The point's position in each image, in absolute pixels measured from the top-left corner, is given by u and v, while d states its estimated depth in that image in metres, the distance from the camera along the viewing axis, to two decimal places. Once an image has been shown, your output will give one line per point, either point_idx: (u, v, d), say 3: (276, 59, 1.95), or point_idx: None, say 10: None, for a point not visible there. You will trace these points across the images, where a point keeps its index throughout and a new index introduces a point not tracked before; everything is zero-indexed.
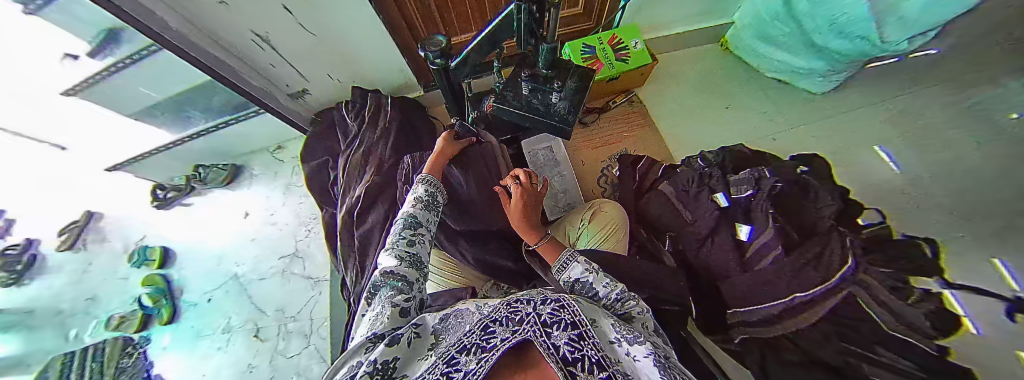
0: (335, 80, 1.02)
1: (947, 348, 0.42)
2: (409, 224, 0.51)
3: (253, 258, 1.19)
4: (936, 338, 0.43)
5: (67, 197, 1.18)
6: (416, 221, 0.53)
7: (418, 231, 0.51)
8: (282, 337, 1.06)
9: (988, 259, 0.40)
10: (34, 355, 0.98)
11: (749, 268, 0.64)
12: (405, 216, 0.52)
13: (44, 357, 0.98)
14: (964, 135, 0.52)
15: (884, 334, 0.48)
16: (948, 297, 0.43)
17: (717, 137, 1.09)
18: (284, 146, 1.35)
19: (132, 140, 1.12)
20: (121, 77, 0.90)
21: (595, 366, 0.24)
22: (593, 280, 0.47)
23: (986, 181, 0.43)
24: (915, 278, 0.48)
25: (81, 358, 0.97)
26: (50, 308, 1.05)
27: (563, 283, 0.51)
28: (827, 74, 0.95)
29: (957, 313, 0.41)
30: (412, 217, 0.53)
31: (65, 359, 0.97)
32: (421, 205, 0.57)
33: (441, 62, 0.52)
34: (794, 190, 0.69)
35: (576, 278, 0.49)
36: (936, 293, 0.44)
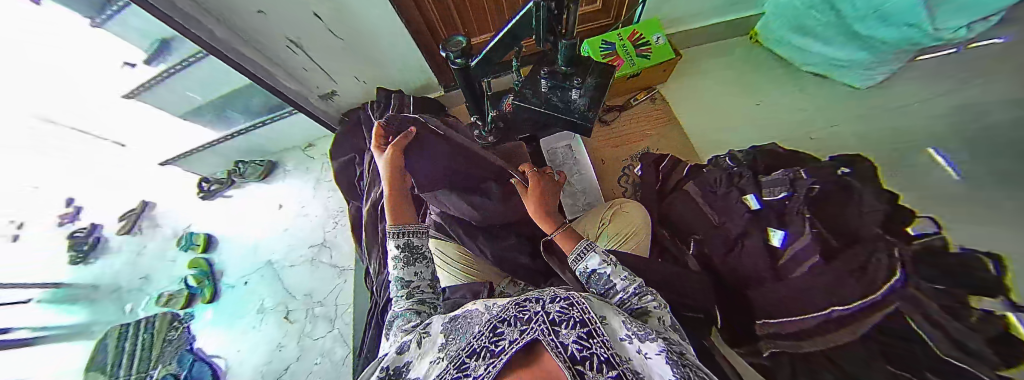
0: (361, 82, 1.07)
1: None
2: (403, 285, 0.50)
3: (286, 246, 1.28)
4: (999, 368, 0.40)
5: (126, 188, 1.30)
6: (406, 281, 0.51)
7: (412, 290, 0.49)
8: (309, 319, 1.13)
9: None
10: (98, 324, 1.06)
11: (784, 276, 0.61)
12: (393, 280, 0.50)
13: (106, 326, 1.06)
14: None
15: (938, 360, 0.46)
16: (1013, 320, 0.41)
17: (747, 136, 1.03)
18: (314, 144, 1.43)
19: (180, 138, 1.22)
20: (172, 81, 0.99)
21: (603, 364, 0.23)
22: (610, 273, 0.47)
23: None
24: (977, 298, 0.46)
25: (136, 328, 1.04)
26: (110, 285, 1.15)
27: (579, 273, 0.51)
28: (871, 67, 0.87)
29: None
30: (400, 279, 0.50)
31: (121, 329, 1.03)
32: (402, 263, 0.52)
33: (461, 62, 0.51)
34: (835, 191, 0.62)
35: (593, 269, 0.49)
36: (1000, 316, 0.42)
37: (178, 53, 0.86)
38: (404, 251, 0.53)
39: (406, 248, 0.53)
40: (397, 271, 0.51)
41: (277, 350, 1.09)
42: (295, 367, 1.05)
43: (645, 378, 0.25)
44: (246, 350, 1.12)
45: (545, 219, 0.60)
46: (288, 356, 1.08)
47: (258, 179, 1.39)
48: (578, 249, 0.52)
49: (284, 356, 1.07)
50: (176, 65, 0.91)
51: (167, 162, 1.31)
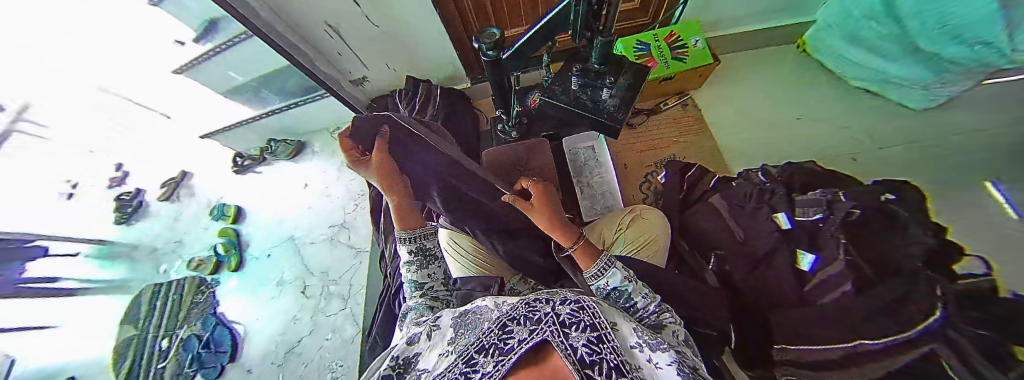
0: (392, 70, 1.09)
1: None
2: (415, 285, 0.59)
3: (308, 224, 1.34)
4: None
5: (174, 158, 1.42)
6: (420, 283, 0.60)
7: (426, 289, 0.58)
8: (324, 296, 1.18)
9: None
10: (134, 281, 1.19)
11: (808, 301, 0.57)
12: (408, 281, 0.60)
13: (142, 284, 1.20)
14: None
15: None
16: None
17: (782, 150, 0.97)
18: (341, 127, 1.48)
19: (218, 114, 1.29)
20: (216, 61, 1.05)
21: (613, 371, 0.23)
22: (632, 291, 0.45)
23: None
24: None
25: (167, 288, 1.19)
26: (148, 246, 1.27)
27: (597, 289, 0.49)
28: (933, 88, 0.79)
29: None
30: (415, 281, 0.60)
31: (154, 288, 1.19)
32: (415, 264, 0.61)
33: (492, 55, 0.51)
34: (877, 219, 0.57)
35: (614, 287, 0.47)
36: None
37: (225, 31, 0.91)
38: (416, 254, 0.61)
39: (417, 253, 0.61)
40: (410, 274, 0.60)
41: (293, 322, 1.15)
42: (306, 341, 1.11)
43: None
44: (264, 319, 1.18)
45: (558, 232, 0.53)
46: (302, 328, 1.13)
47: (287, 158, 1.46)
48: (597, 266, 0.48)
49: (298, 329, 1.13)
50: (223, 44, 0.97)
51: (208, 134, 1.38)
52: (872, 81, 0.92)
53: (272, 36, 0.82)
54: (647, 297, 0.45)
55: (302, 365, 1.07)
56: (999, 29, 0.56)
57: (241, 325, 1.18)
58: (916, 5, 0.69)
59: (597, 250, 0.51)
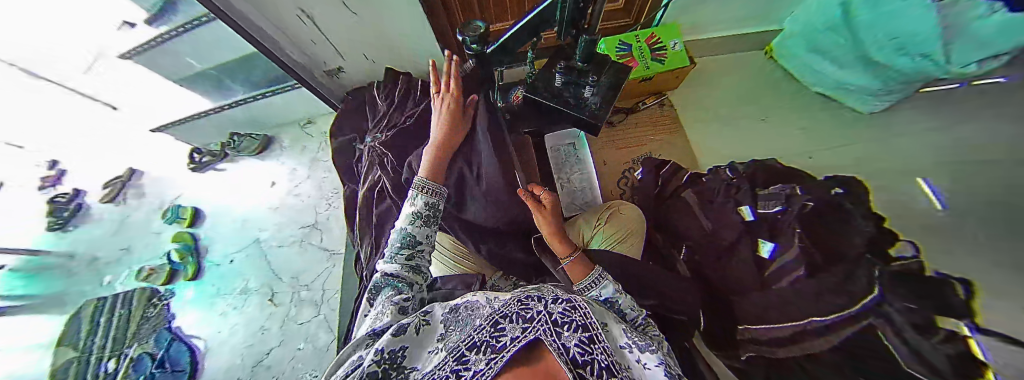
0: (370, 60, 1.06)
1: None
2: (403, 240, 0.52)
3: (275, 225, 1.25)
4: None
5: (122, 159, 1.28)
6: (414, 240, 0.52)
7: (417, 252, 0.52)
8: (294, 303, 1.10)
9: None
10: (70, 297, 1.05)
11: (768, 286, 0.63)
12: (403, 236, 0.52)
13: (79, 300, 1.05)
14: None
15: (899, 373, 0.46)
16: (974, 343, 0.37)
17: (747, 150, 1.04)
18: (314, 121, 1.41)
19: (175, 106, 1.18)
20: (172, 44, 0.94)
21: (603, 371, 0.25)
22: (623, 303, 0.45)
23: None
24: (942, 318, 0.42)
25: (111, 303, 1.06)
26: (87, 255, 1.13)
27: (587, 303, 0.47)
28: (878, 94, 0.87)
29: (980, 359, 0.36)
30: (410, 235, 0.52)
31: (96, 303, 1.05)
32: (419, 221, 0.54)
33: (476, 48, 0.51)
34: (827, 211, 0.64)
35: (606, 298, 0.46)
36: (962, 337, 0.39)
37: (183, 14, 0.83)
38: (427, 209, 0.56)
39: (424, 210, 0.55)
40: (411, 227, 0.53)
41: (259, 333, 1.06)
42: (277, 352, 1.03)
43: None
44: (229, 330, 1.09)
45: (558, 243, 0.56)
46: (270, 339, 1.05)
47: (251, 154, 1.37)
48: (591, 277, 0.49)
49: (267, 340, 1.05)
50: (176, 26, 0.87)
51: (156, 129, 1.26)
52: (828, 88, 1.01)
53: (244, 27, 0.80)
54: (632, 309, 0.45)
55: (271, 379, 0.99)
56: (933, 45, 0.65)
57: (202, 339, 1.09)
58: (872, 19, 0.79)
59: (589, 269, 0.53)
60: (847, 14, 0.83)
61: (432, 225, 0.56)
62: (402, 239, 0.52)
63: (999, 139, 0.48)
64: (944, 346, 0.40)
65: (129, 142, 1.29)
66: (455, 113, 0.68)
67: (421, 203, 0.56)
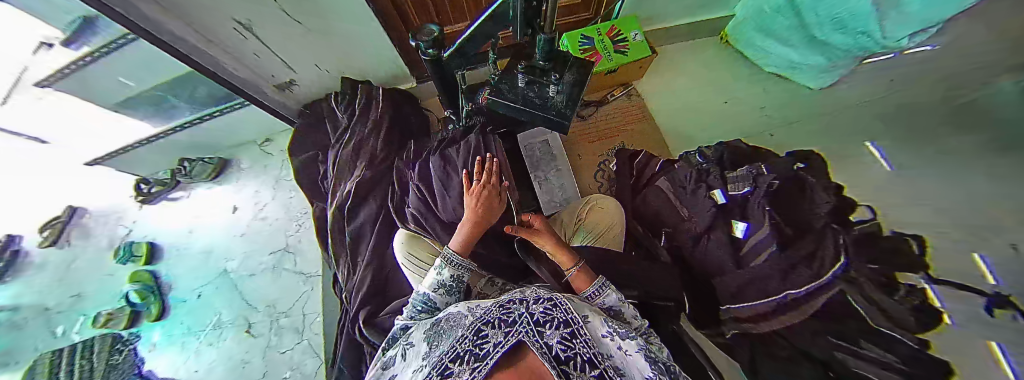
0: (324, 71, 1.00)
1: (925, 341, 0.43)
2: (423, 306, 0.48)
3: (243, 254, 1.17)
4: (916, 332, 0.44)
5: (51, 193, 1.14)
6: (433, 306, 0.49)
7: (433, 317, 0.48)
8: (274, 331, 1.04)
9: (968, 254, 0.36)
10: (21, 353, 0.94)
11: (743, 264, 0.65)
12: (421, 299, 0.48)
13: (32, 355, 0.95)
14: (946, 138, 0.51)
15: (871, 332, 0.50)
16: (930, 292, 0.43)
17: (714, 132, 1.08)
18: (272, 139, 1.31)
19: (108, 135, 1.08)
20: (100, 68, 0.85)
21: (586, 364, 0.25)
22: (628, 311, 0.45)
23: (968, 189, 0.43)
24: (900, 274, 0.48)
25: (71, 354, 0.95)
26: (35, 306, 1.02)
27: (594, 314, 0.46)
28: (827, 70, 0.92)
29: (937, 307, 0.42)
30: (429, 301, 0.48)
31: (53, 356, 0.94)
32: (443, 290, 0.49)
33: (433, 53, 0.49)
34: (792, 188, 0.68)
35: (610, 306, 0.45)
36: (919, 288, 0.44)
37: (105, 34, 0.73)
38: (453, 280, 0.50)
39: (448, 284, 0.49)
40: (434, 294, 0.49)
41: (241, 367, 1.00)
42: None
43: (627, 375, 0.27)
44: (206, 368, 1.01)
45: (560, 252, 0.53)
46: (253, 373, 0.99)
47: (207, 179, 1.26)
48: (591, 288, 0.47)
49: (250, 373, 0.99)
50: (99, 48, 0.77)
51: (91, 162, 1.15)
52: (781, 66, 1.06)
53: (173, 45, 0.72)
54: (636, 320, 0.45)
55: None
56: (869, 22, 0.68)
57: None
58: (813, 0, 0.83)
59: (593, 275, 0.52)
60: None
61: (455, 293, 0.51)
62: (423, 302, 0.49)
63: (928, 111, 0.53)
64: (907, 302, 0.45)
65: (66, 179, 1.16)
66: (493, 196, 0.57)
67: (447, 278, 0.50)
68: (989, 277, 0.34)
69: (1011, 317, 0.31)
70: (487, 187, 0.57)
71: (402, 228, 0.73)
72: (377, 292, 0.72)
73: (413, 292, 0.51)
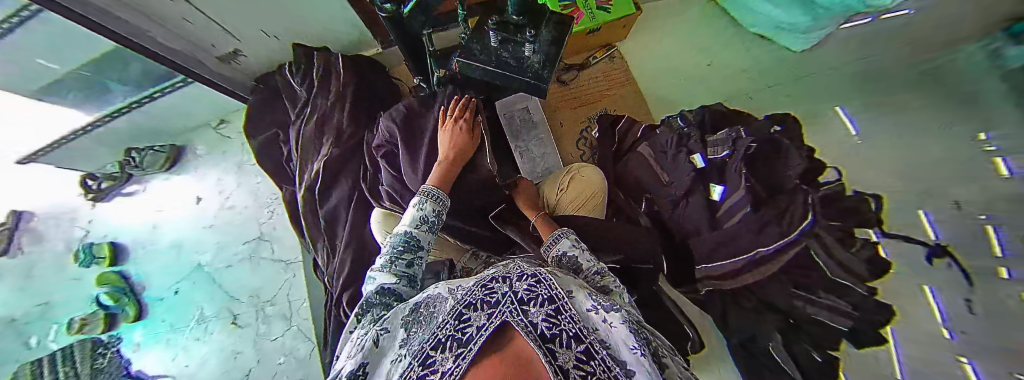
0: (272, 37, 0.88)
1: (874, 289, 0.53)
2: (404, 244, 0.47)
3: (216, 245, 1.12)
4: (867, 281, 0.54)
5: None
6: (416, 243, 0.48)
7: (417, 256, 0.47)
8: (261, 320, 1.02)
9: (914, 211, 0.46)
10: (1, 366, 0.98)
11: (718, 226, 0.67)
12: (400, 239, 0.47)
13: (12, 367, 0.98)
14: (916, 96, 0.52)
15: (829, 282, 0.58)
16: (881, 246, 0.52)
17: (696, 96, 1.07)
18: (227, 120, 1.20)
19: (40, 126, 0.99)
20: (8, 48, 0.72)
21: (572, 339, 0.24)
22: (577, 255, 0.49)
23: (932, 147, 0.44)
24: (856, 229, 0.56)
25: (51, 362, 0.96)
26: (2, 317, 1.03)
27: (550, 257, 0.53)
28: (808, 31, 0.88)
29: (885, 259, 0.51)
30: (410, 238, 0.48)
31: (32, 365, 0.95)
32: (424, 226, 0.51)
33: (391, 9, 0.42)
34: (767, 149, 0.68)
35: (563, 252, 0.51)
36: (873, 242, 0.53)
37: (1, 6, 0.59)
38: (433, 215, 0.52)
39: (431, 218, 0.52)
40: (416, 231, 0.49)
41: (232, 358, 1.00)
42: (257, 371, 0.98)
43: (612, 347, 0.26)
44: (197, 362, 1.01)
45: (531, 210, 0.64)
46: (247, 361, 0.99)
47: (163, 170, 1.16)
48: (551, 238, 0.55)
49: (242, 363, 0.99)
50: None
51: (29, 157, 1.08)
52: (766, 27, 1.01)
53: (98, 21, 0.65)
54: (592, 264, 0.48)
55: None
56: None
57: (170, 376, 1.00)
58: None
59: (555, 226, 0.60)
60: None
61: (437, 232, 0.53)
62: (404, 241, 0.48)
63: None
64: (861, 254, 0.54)
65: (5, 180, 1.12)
66: (466, 134, 0.65)
67: (430, 213, 0.52)
68: (932, 235, 0.43)
69: (948, 265, 0.40)
70: (460, 124, 0.65)
71: (378, 206, 0.70)
72: (361, 273, 0.71)
73: (389, 238, 0.49)
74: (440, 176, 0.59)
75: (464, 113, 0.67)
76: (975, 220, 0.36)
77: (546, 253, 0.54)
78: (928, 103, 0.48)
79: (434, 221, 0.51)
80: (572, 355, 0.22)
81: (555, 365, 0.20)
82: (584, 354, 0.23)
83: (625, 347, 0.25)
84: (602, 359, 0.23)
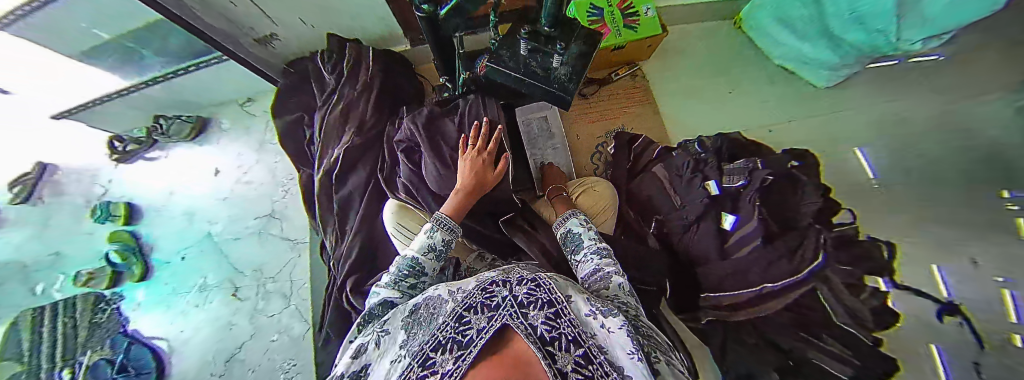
0: (308, 26, 0.91)
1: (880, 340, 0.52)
2: (409, 269, 0.45)
3: (227, 217, 1.14)
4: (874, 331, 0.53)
5: (29, 148, 1.18)
6: (421, 269, 0.46)
7: (421, 280, 0.45)
8: (261, 296, 1.04)
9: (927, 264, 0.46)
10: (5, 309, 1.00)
11: (728, 255, 0.66)
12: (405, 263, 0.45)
13: (14, 311, 1.00)
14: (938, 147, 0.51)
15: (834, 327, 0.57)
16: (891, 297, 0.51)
17: (715, 123, 1.07)
18: (254, 99, 1.24)
19: (79, 86, 1.04)
20: (59, 11, 0.78)
21: (571, 343, 0.24)
22: (581, 232, 0.55)
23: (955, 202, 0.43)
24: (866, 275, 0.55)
25: (54, 312, 0.98)
26: (13, 262, 1.06)
27: (558, 234, 0.59)
28: (835, 68, 0.88)
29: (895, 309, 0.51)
30: (414, 264, 0.45)
31: (35, 312, 0.98)
32: (432, 254, 0.47)
33: (428, 9, 0.44)
34: (784, 183, 0.68)
35: (569, 229, 0.57)
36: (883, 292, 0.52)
37: None
38: (445, 244, 0.49)
39: (439, 247, 0.47)
40: (422, 258, 0.46)
41: (227, 329, 1.01)
42: (250, 345, 0.98)
43: (608, 353, 0.26)
44: (193, 329, 1.02)
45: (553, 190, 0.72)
46: (240, 334, 1.00)
47: (187, 139, 1.20)
48: (564, 214, 0.61)
49: (236, 335, 1.00)
50: None
51: (62, 114, 1.13)
52: (789, 60, 1.02)
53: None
54: (593, 242, 0.53)
55: (248, 371, 0.96)
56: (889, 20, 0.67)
57: (164, 339, 1.01)
58: None
59: (568, 206, 0.66)
60: None
61: (445, 258, 0.49)
62: (409, 265, 0.46)
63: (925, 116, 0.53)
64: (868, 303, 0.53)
65: (40, 133, 1.19)
66: (489, 167, 0.60)
67: (438, 241, 0.48)
68: (944, 293, 0.43)
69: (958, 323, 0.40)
70: (483, 156, 0.60)
71: (392, 198, 0.71)
72: (365, 262, 0.72)
73: (397, 257, 0.47)
74: (456, 206, 0.54)
75: (487, 142, 0.61)
76: (994, 281, 0.36)
77: (555, 230, 0.60)
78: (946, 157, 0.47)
79: (441, 251, 0.47)
80: (571, 359, 0.23)
81: (555, 369, 0.21)
82: (583, 358, 0.23)
83: (622, 352, 0.25)
84: (600, 363, 0.23)
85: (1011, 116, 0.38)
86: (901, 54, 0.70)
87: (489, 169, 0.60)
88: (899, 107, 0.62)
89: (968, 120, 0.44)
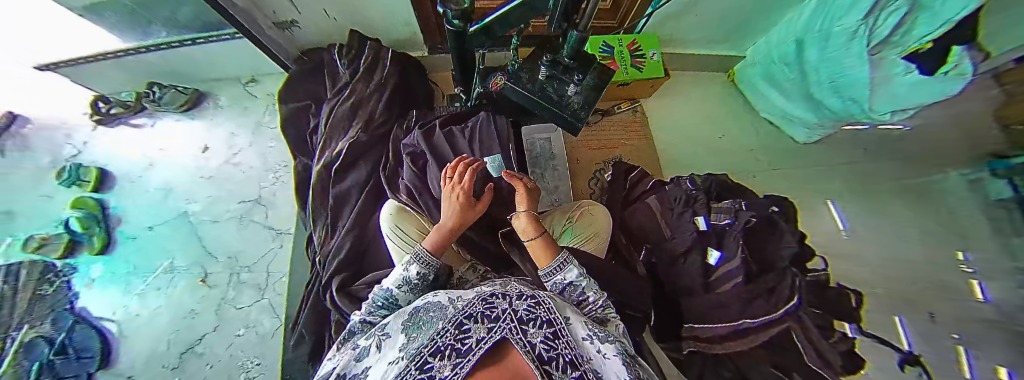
0: (330, 18, 0.91)
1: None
2: (385, 301, 0.47)
3: (209, 198, 1.09)
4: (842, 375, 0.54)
5: None
6: (394, 301, 0.47)
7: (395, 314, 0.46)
8: (232, 286, 0.98)
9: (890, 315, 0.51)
10: None
11: (711, 289, 0.67)
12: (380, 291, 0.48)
13: None
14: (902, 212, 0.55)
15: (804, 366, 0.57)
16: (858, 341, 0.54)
17: (706, 162, 1.13)
18: (257, 80, 1.23)
19: (65, 42, 0.99)
20: None
21: (567, 365, 0.27)
22: (587, 288, 0.47)
23: (918, 263, 0.47)
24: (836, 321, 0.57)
25: None
26: None
27: (551, 284, 0.50)
28: (813, 126, 0.93)
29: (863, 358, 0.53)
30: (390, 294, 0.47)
31: None
32: (406, 286, 0.48)
33: (459, 24, 0.45)
34: (764, 226, 0.69)
35: (570, 281, 0.48)
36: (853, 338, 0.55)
37: None
38: (420, 279, 0.48)
39: (413, 282, 0.47)
40: (396, 291, 0.47)
41: (188, 318, 0.94)
42: (211, 338, 0.92)
43: (603, 377, 0.29)
44: (151, 314, 0.95)
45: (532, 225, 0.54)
46: (202, 325, 0.94)
47: (179, 111, 1.17)
48: (552, 264, 0.49)
49: (196, 326, 0.94)
50: None
51: (49, 66, 1.06)
52: (775, 114, 1.08)
53: None
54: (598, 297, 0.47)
55: (206, 366, 0.89)
56: (865, 92, 0.73)
57: (115, 321, 0.93)
58: (818, 58, 0.83)
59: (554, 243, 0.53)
60: (800, 52, 0.89)
61: (421, 290, 0.49)
62: (385, 297, 0.47)
63: (892, 180, 0.58)
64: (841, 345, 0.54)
65: None
66: (470, 200, 0.55)
67: (414, 274, 0.48)
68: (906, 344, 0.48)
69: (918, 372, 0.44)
70: (460, 189, 0.55)
71: (392, 198, 0.71)
72: (355, 264, 0.71)
73: (376, 287, 0.49)
74: (441, 241, 0.53)
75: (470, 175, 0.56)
76: (949, 337, 0.40)
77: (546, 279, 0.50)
78: (899, 219, 0.52)
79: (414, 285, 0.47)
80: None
81: None
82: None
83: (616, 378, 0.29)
84: None
85: (969, 189, 0.42)
86: (871, 121, 0.76)
87: (474, 204, 0.55)
88: (864, 167, 0.68)
89: (930, 188, 0.48)
